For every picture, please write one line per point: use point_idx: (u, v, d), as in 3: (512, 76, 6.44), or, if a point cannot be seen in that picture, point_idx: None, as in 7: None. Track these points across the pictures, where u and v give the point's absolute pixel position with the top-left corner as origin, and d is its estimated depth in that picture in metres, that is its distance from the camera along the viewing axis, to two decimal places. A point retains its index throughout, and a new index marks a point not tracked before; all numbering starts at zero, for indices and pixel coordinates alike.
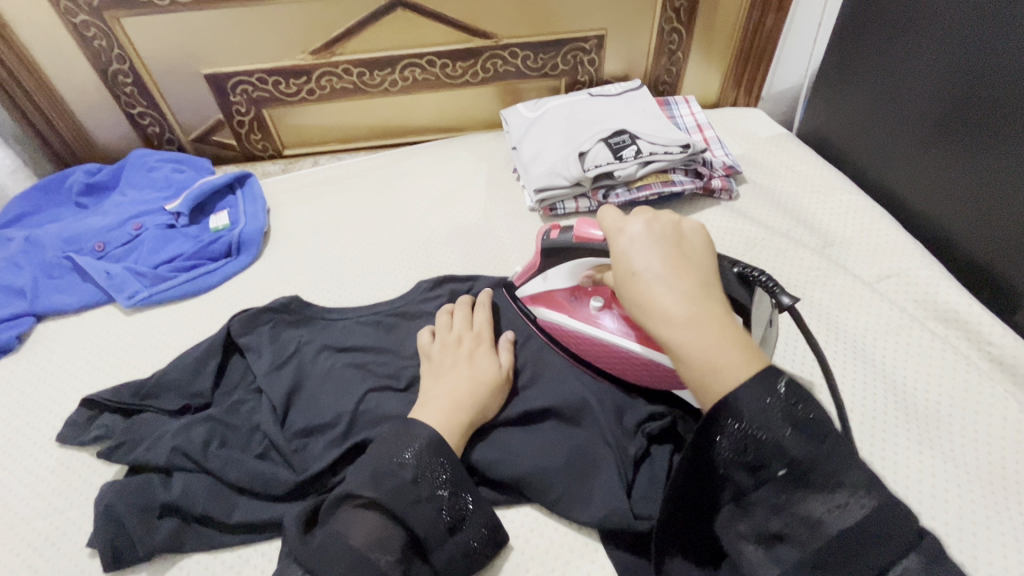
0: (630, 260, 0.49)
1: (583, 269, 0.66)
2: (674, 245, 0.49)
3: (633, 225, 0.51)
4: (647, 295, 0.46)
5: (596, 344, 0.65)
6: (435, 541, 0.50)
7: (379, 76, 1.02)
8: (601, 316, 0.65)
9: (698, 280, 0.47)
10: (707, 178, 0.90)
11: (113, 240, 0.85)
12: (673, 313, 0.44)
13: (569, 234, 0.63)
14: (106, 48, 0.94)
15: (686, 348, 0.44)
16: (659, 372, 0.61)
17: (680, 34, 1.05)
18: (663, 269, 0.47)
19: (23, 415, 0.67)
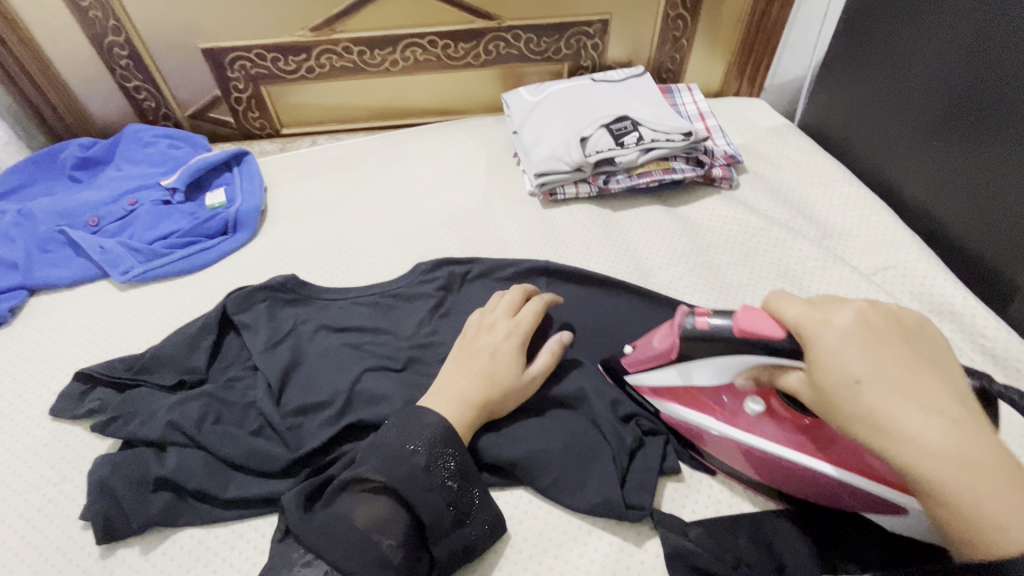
0: (847, 366, 0.42)
1: (737, 370, 0.54)
2: (898, 351, 0.43)
3: (838, 314, 0.45)
4: (895, 422, 0.40)
5: (759, 456, 0.55)
6: (438, 532, 0.50)
7: (379, 55, 1.01)
8: (760, 421, 0.55)
9: (944, 396, 0.41)
10: (708, 167, 0.89)
11: (108, 214, 0.84)
12: (938, 442, 0.39)
13: (727, 323, 0.52)
14: (102, 18, 0.92)
15: (971, 492, 0.38)
16: (866, 499, 0.50)
17: (685, 21, 1.03)
18: (904, 380, 0.41)
19: (16, 388, 0.67)
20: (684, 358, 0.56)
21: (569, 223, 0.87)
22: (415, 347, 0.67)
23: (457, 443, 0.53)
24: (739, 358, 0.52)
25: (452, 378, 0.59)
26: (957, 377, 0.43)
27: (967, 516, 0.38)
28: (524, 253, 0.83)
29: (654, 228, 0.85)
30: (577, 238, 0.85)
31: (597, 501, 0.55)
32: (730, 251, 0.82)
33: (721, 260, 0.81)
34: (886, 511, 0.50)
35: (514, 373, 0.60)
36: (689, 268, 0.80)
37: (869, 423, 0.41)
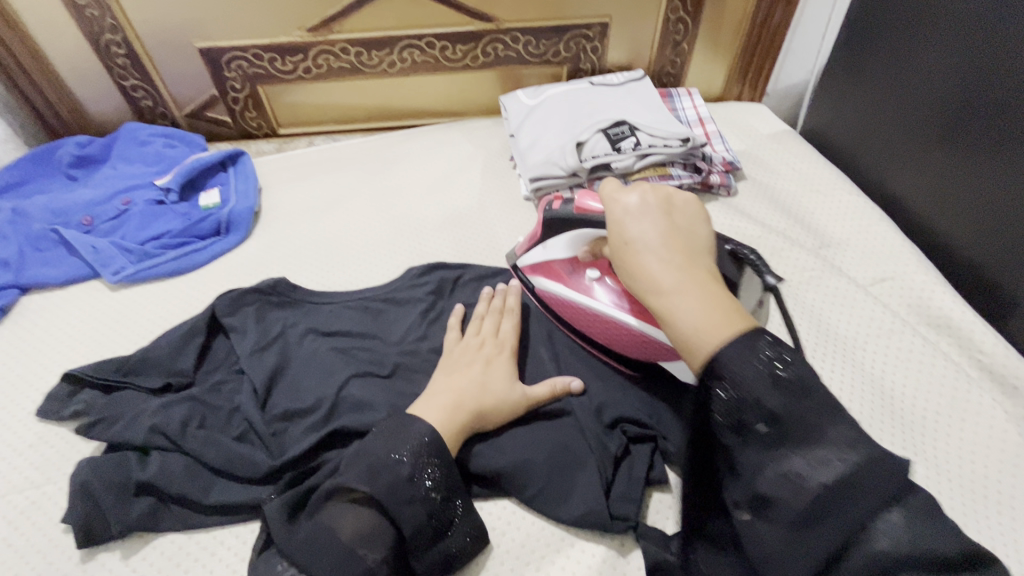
0: (626, 230, 0.51)
1: (586, 241, 0.66)
2: (665, 213, 0.51)
3: (629, 194, 0.53)
4: (638, 263, 0.48)
5: (591, 315, 0.65)
6: (420, 544, 0.50)
7: (376, 56, 1.00)
8: (597, 287, 0.66)
9: (687, 254, 0.48)
10: (705, 174, 0.88)
11: (101, 214, 0.84)
12: (669, 273, 0.47)
13: (570, 206, 0.65)
14: (99, 17, 0.92)
15: (675, 312, 0.45)
16: (658, 346, 0.60)
17: (686, 25, 1.02)
18: (658, 240, 0.49)
19: (3, 388, 0.67)
20: (546, 235, 0.69)
21: None
22: (402, 353, 0.67)
23: (442, 454, 0.52)
24: (581, 228, 0.65)
25: (436, 389, 0.59)
26: (709, 247, 0.51)
27: (680, 327, 0.45)
28: None
29: None
30: None
31: (582, 517, 0.54)
32: None
33: None
34: (671, 358, 0.59)
35: (504, 383, 0.60)
36: None
37: (625, 265, 0.50)
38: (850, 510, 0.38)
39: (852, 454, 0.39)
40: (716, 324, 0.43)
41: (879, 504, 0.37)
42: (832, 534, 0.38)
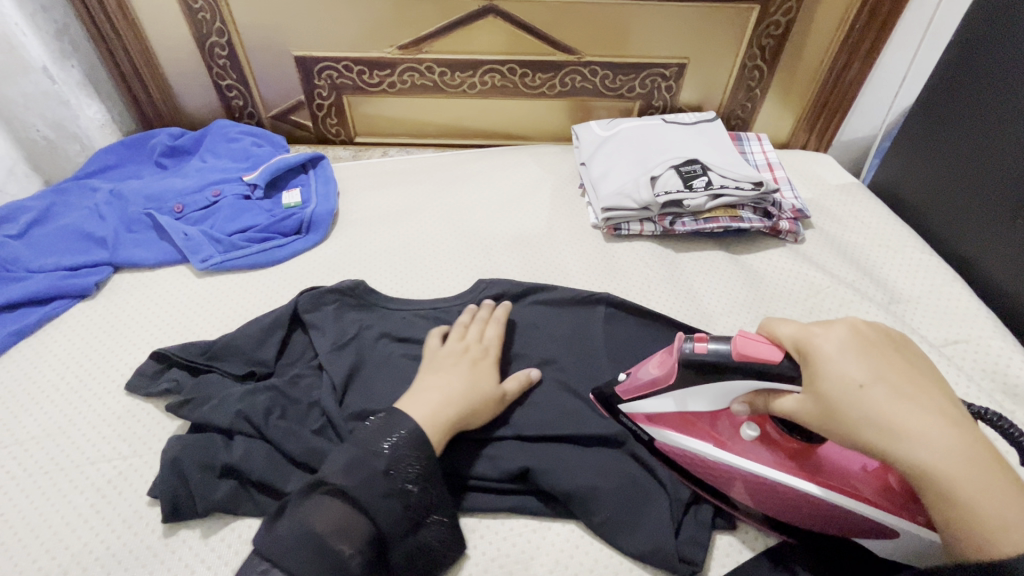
0: (848, 376, 0.45)
1: (733, 397, 0.54)
2: (887, 350, 0.47)
3: (832, 329, 0.48)
4: (892, 426, 0.43)
5: (747, 479, 0.55)
6: (397, 534, 0.51)
7: (459, 77, 1.05)
8: (754, 445, 0.56)
9: (928, 392, 0.45)
10: (774, 220, 0.90)
11: (192, 203, 0.89)
12: (932, 435, 0.42)
13: (727, 350, 0.52)
14: (209, 20, 0.98)
15: (967, 484, 0.41)
16: (852, 520, 0.52)
17: (762, 72, 1.04)
18: (893, 388, 0.44)
19: (95, 359, 0.70)
20: (679, 387, 0.56)
21: (630, 258, 0.88)
22: None
23: (426, 451, 0.54)
24: (741, 385, 0.52)
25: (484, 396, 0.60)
26: (934, 375, 0.48)
27: (974, 514, 0.40)
28: (585, 282, 0.84)
29: (717, 275, 0.85)
30: (638, 273, 0.86)
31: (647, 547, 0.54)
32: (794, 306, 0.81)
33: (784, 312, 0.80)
34: (872, 535, 0.51)
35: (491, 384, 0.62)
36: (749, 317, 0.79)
37: (865, 425, 0.43)
38: None
39: None
40: (1012, 500, 0.40)
41: None
42: None
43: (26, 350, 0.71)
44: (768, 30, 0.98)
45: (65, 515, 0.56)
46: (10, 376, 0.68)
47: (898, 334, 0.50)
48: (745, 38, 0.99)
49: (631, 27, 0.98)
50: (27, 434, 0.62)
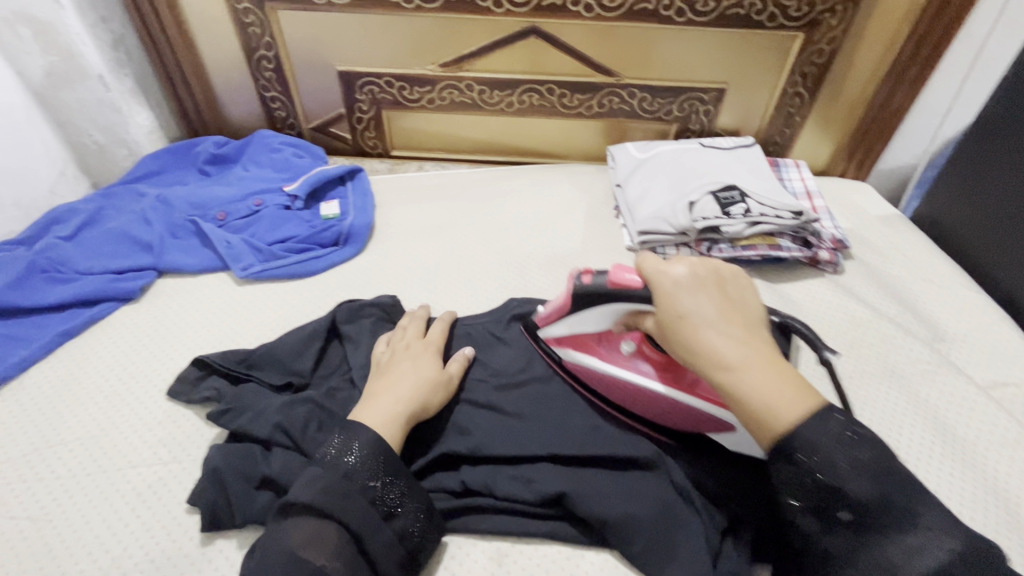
0: (678, 302, 0.50)
1: (616, 316, 0.62)
2: (717, 285, 0.51)
3: (676, 266, 0.52)
4: (699, 339, 0.48)
5: (621, 386, 0.64)
6: (368, 532, 0.51)
7: (497, 95, 1.06)
8: (635, 360, 0.64)
9: (746, 326, 0.49)
10: (814, 250, 0.88)
11: (234, 211, 0.90)
12: (729, 349, 0.47)
13: (603, 279, 0.59)
14: (258, 34, 1.01)
15: (745, 385, 0.46)
16: (706, 418, 0.60)
17: (802, 99, 1.03)
18: (717, 315, 0.49)
19: (137, 362, 0.72)
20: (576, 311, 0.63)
21: None
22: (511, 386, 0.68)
23: (378, 446, 0.54)
24: (619, 307, 0.59)
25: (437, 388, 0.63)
26: (755, 309, 0.52)
27: (748, 411, 0.46)
28: None
29: None
30: None
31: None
32: (833, 336, 0.79)
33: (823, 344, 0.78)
34: (720, 430, 0.60)
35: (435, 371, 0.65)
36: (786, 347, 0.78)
37: (681, 339, 0.50)
38: None
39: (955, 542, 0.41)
40: (790, 404, 0.45)
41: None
42: None
43: (73, 351, 0.73)
44: (811, 57, 0.97)
45: (107, 518, 0.57)
46: (57, 376, 0.70)
47: (737, 271, 0.54)
48: (787, 65, 0.98)
49: (672, 51, 0.98)
50: (72, 435, 0.64)
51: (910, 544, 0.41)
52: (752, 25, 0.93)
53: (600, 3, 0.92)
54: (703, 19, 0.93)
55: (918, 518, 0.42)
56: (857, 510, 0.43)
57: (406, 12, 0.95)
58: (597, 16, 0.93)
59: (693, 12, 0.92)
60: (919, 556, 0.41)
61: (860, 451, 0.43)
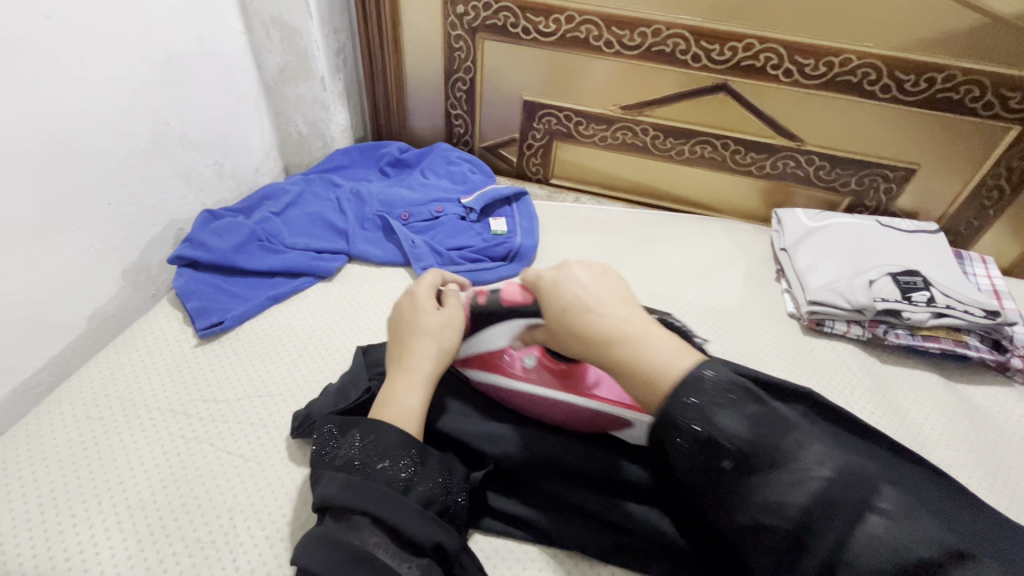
0: (570, 290, 0.55)
1: (514, 332, 0.62)
2: (601, 279, 0.56)
3: (572, 269, 0.57)
4: (590, 321, 0.52)
5: (526, 397, 0.63)
6: (395, 513, 0.48)
7: (671, 143, 1.08)
8: (532, 370, 0.64)
9: (627, 304, 0.54)
10: (1005, 354, 0.82)
11: (418, 214, 0.99)
12: (613, 326, 0.51)
13: (496, 295, 0.63)
14: (462, 58, 1.11)
15: (641, 350, 0.49)
16: (604, 418, 0.61)
17: (1002, 193, 0.96)
18: (599, 299, 0.54)
19: (332, 335, 0.80)
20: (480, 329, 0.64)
21: (831, 359, 0.85)
22: None
23: (379, 430, 0.53)
24: (508, 325, 0.62)
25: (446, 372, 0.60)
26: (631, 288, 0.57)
27: (651, 375, 0.47)
28: (779, 369, 0.82)
29: (931, 398, 0.80)
30: (840, 376, 0.82)
31: None
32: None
33: (1010, 459, 0.72)
34: (620, 427, 0.61)
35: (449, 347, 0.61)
36: (967, 454, 0.73)
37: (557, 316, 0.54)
38: (839, 518, 0.39)
39: (826, 470, 0.40)
40: (681, 356, 0.48)
41: (861, 509, 0.39)
42: (835, 528, 0.38)
43: (276, 315, 0.82)
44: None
45: (305, 472, 0.63)
46: (267, 335, 0.79)
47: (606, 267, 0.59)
48: (991, 156, 0.93)
49: (865, 124, 0.96)
50: (277, 389, 0.71)
51: (789, 479, 0.40)
52: (963, 111, 0.90)
53: (802, 70, 0.93)
54: (910, 97, 0.91)
55: (793, 457, 0.41)
56: (739, 459, 0.42)
57: (605, 55, 1.01)
58: (794, 81, 0.94)
59: (899, 90, 0.91)
60: (795, 488, 0.40)
61: (711, 391, 0.44)
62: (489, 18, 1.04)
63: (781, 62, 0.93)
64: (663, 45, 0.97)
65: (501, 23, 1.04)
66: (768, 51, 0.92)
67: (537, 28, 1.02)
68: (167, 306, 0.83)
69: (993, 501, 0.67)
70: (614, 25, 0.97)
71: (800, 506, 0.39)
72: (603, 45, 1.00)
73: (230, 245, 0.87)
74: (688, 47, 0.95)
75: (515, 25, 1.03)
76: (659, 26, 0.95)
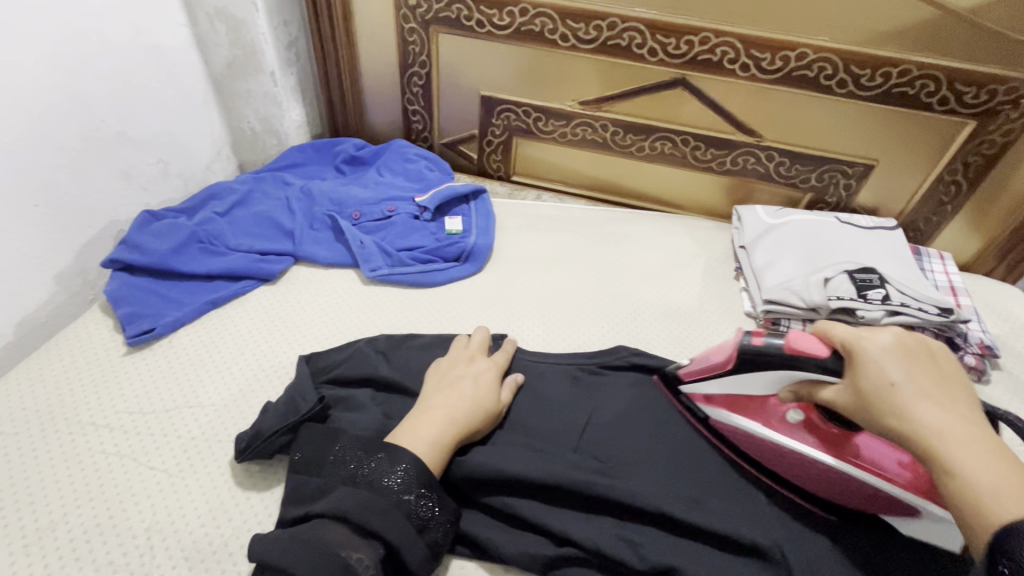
0: (883, 373, 0.49)
1: (785, 384, 0.59)
2: (935, 371, 0.50)
3: (878, 334, 0.52)
4: (910, 412, 0.47)
5: (794, 457, 0.60)
6: (399, 539, 0.50)
7: (631, 139, 1.06)
8: (799, 428, 0.61)
9: (952, 395, 0.48)
10: (959, 352, 0.82)
11: (368, 213, 0.95)
12: (935, 422, 0.46)
13: (778, 341, 0.58)
14: (417, 52, 1.08)
15: (970, 460, 0.44)
16: (867, 490, 0.56)
17: (959, 188, 0.96)
18: (925, 387, 0.48)
19: (272, 341, 0.77)
20: (736, 371, 0.61)
21: None
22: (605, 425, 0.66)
23: (407, 461, 0.54)
24: (786, 374, 0.58)
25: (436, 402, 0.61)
26: (972, 390, 0.50)
27: (961, 482, 0.43)
28: None
29: None
30: None
31: None
32: None
33: None
34: (897, 513, 0.55)
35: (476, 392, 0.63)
36: None
37: (890, 412, 0.48)
38: None
39: None
40: (1014, 478, 0.42)
41: None
42: None
43: (215, 321, 0.79)
44: (978, 147, 0.91)
45: (232, 487, 0.60)
46: (204, 342, 0.76)
47: (939, 361, 0.51)
48: (946, 151, 0.93)
49: (822, 119, 0.95)
50: (209, 400, 0.68)
51: None
52: (919, 106, 0.89)
53: (758, 65, 0.91)
54: (866, 92, 0.90)
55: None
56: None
57: (561, 49, 0.98)
58: (752, 76, 0.92)
59: (855, 85, 0.89)
60: None
61: None
62: (443, 11, 1.01)
63: (737, 56, 0.91)
64: (619, 39, 0.94)
65: (454, 16, 1.01)
66: (724, 45, 0.90)
67: (491, 21, 0.99)
68: (98, 312, 0.79)
69: None
70: (568, 18, 0.94)
71: None
72: (559, 38, 0.97)
73: (167, 247, 0.83)
74: (644, 41, 0.93)
75: (468, 18, 1.00)
76: (614, 20, 0.93)
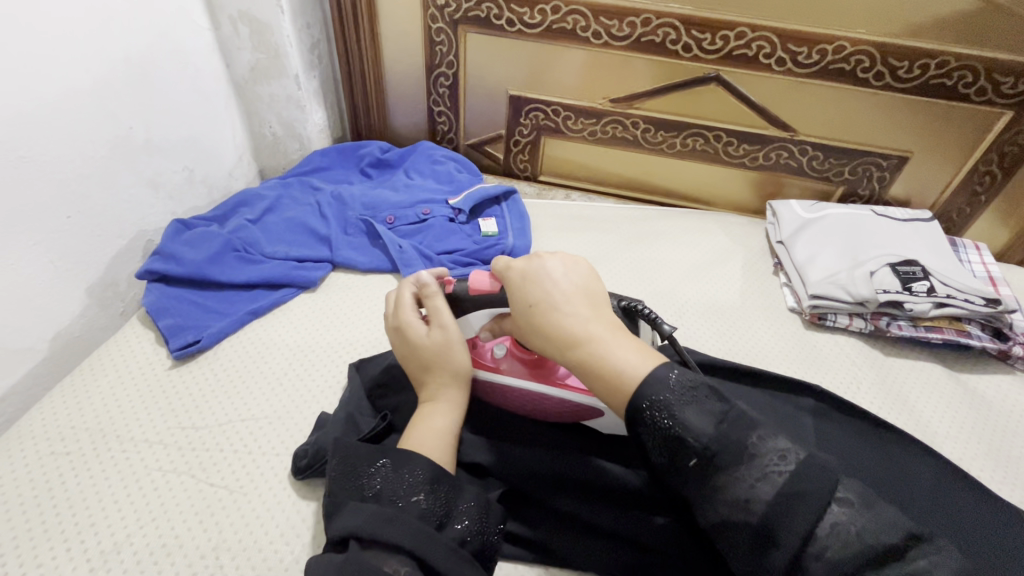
0: (540, 289, 0.52)
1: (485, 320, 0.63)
2: (578, 280, 0.53)
3: (542, 262, 0.54)
4: (556, 322, 0.50)
5: (491, 383, 0.62)
6: (428, 547, 0.46)
7: (661, 136, 1.05)
8: (501, 361, 0.63)
9: (598, 305, 0.52)
10: (1006, 343, 0.82)
11: (403, 217, 0.94)
12: (567, 325, 0.49)
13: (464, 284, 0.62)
14: (444, 52, 1.06)
15: (610, 355, 0.47)
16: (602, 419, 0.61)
17: (993, 179, 0.96)
18: (566, 296, 0.51)
19: (319, 350, 0.75)
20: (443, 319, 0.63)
21: (835, 353, 0.83)
22: None
23: (418, 460, 0.51)
24: (475, 313, 0.62)
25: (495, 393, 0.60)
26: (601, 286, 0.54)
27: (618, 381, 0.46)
28: (783, 365, 0.80)
29: (936, 390, 0.78)
30: (845, 371, 0.80)
31: None
32: None
33: (1018, 449, 0.72)
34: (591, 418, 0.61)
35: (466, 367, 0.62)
36: (976, 446, 0.72)
37: (538, 321, 0.51)
38: (799, 517, 0.39)
39: (790, 461, 0.41)
40: (644, 365, 0.46)
41: (824, 503, 0.39)
42: (800, 517, 0.39)
43: (256, 331, 0.77)
44: (1014, 137, 0.91)
45: (296, 501, 0.59)
46: (247, 354, 0.74)
47: (571, 264, 0.54)
48: (983, 141, 0.93)
49: (857, 112, 0.94)
50: (261, 412, 0.67)
51: (754, 474, 0.40)
52: (956, 97, 0.89)
53: (795, 58, 0.90)
54: (903, 84, 0.89)
55: (757, 450, 0.41)
56: (704, 457, 0.42)
57: (594, 47, 0.97)
58: (787, 70, 0.92)
59: (892, 77, 0.89)
60: (761, 484, 0.40)
61: (670, 393, 0.44)
62: (472, 10, 0.99)
63: (773, 50, 0.90)
64: (653, 35, 0.94)
65: (483, 15, 0.99)
66: (760, 39, 0.90)
67: (522, 20, 0.98)
68: (138, 325, 0.77)
69: (1007, 494, 0.66)
70: (601, 15, 0.93)
71: (767, 500, 0.39)
72: (591, 36, 0.96)
73: (203, 257, 0.81)
74: (679, 36, 0.93)
75: (498, 17, 0.99)
76: (648, 16, 0.92)
